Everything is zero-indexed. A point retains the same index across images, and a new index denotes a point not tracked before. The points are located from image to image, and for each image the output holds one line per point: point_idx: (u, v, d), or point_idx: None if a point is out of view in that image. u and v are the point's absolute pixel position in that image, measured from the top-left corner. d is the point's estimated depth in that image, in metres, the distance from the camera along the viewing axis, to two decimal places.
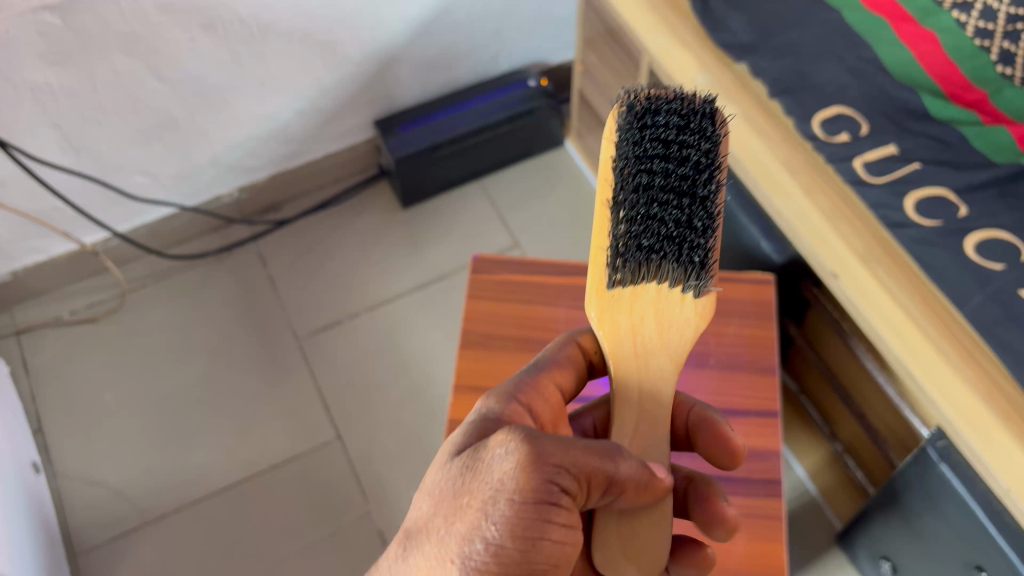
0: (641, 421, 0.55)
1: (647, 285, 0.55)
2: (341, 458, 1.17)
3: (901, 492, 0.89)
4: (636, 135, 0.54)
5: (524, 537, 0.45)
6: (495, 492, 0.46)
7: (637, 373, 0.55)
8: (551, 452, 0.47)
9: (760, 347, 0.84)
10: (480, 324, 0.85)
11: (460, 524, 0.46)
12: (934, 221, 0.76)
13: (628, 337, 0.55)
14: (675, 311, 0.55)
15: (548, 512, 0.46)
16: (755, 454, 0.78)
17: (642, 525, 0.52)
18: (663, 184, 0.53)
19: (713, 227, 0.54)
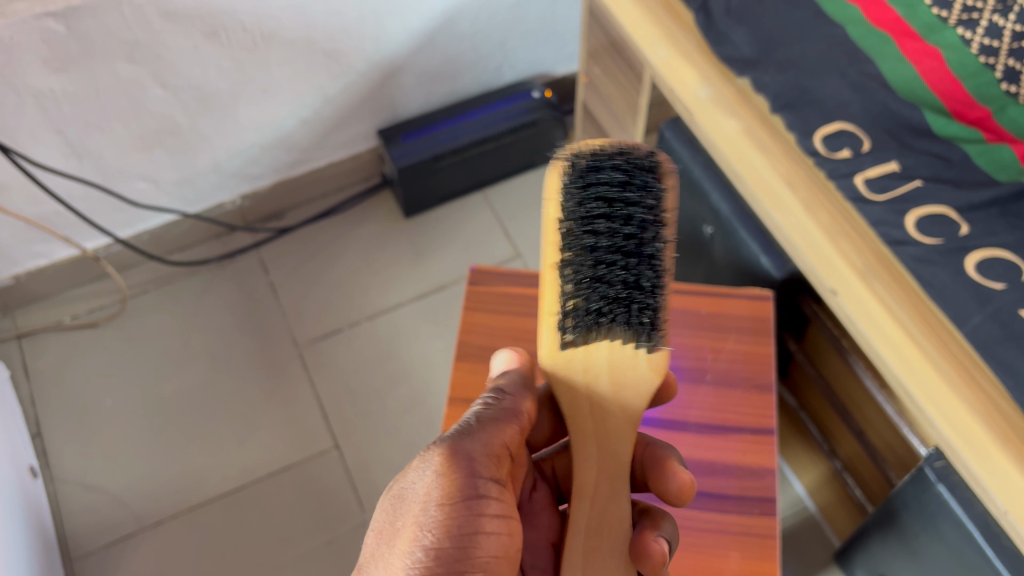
0: (601, 471, 0.56)
1: (599, 343, 0.56)
2: (338, 466, 1.16)
3: (899, 511, 0.88)
4: (578, 196, 0.52)
5: (459, 532, 0.49)
6: (423, 501, 0.50)
7: (591, 424, 0.57)
8: (467, 450, 0.53)
9: (757, 363, 0.83)
10: (476, 336, 0.84)
11: (400, 542, 0.49)
12: (934, 239, 0.76)
13: (582, 393, 0.56)
14: (626, 363, 0.55)
15: (475, 503, 0.50)
16: (750, 472, 0.77)
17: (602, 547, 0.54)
18: (609, 244, 0.52)
19: (661, 284, 0.53)
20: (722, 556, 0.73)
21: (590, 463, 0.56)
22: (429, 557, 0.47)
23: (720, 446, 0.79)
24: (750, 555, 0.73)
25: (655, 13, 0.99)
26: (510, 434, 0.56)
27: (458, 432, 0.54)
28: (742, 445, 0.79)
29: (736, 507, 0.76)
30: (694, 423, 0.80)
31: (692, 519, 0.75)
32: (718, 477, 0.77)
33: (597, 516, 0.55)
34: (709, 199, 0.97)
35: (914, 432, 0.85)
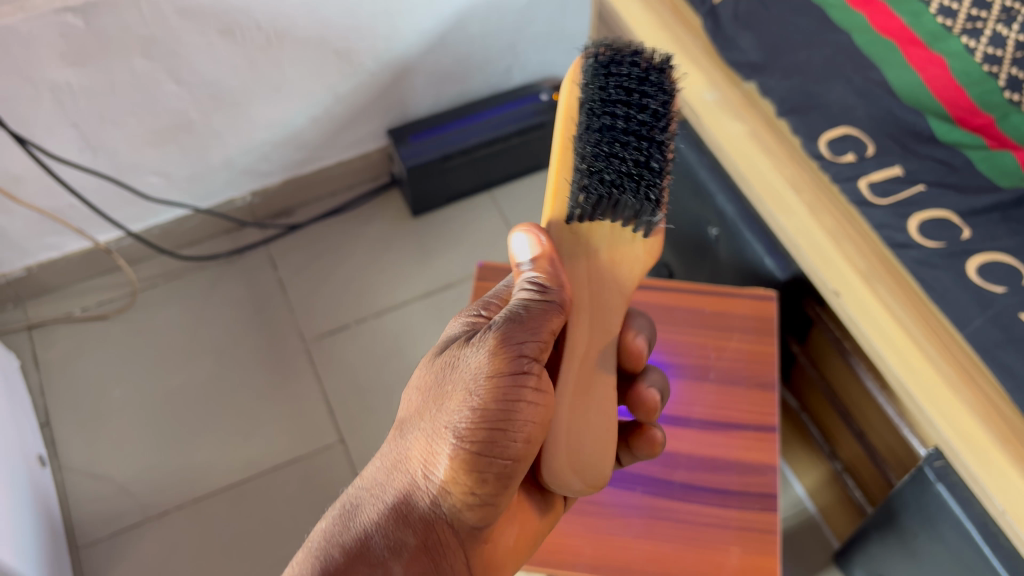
0: (593, 339, 0.59)
1: (602, 220, 0.59)
2: (343, 461, 1.17)
3: (898, 511, 0.89)
4: (601, 81, 0.56)
5: (502, 400, 0.52)
6: (471, 373, 0.53)
7: (586, 294, 0.59)
8: (518, 332, 0.54)
9: (760, 362, 0.84)
10: None
11: (453, 404, 0.53)
12: (937, 243, 0.77)
13: (582, 265, 0.59)
14: (626, 245, 0.59)
15: (517, 381, 0.52)
16: (752, 468, 0.78)
17: (585, 435, 0.56)
18: (626, 126, 0.55)
19: (665, 168, 0.57)
20: (726, 550, 0.74)
21: (581, 334, 0.59)
22: (474, 417, 0.52)
23: (723, 444, 0.80)
24: (752, 550, 0.74)
25: (665, 18, 1.01)
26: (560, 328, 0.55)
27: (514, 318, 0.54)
28: (743, 441, 0.80)
29: (739, 502, 0.77)
30: (696, 420, 0.82)
31: (696, 513, 0.76)
32: (721, 473, 0.78)
33: (582, 399, 0.57)
34: (715, 201, 0.98)
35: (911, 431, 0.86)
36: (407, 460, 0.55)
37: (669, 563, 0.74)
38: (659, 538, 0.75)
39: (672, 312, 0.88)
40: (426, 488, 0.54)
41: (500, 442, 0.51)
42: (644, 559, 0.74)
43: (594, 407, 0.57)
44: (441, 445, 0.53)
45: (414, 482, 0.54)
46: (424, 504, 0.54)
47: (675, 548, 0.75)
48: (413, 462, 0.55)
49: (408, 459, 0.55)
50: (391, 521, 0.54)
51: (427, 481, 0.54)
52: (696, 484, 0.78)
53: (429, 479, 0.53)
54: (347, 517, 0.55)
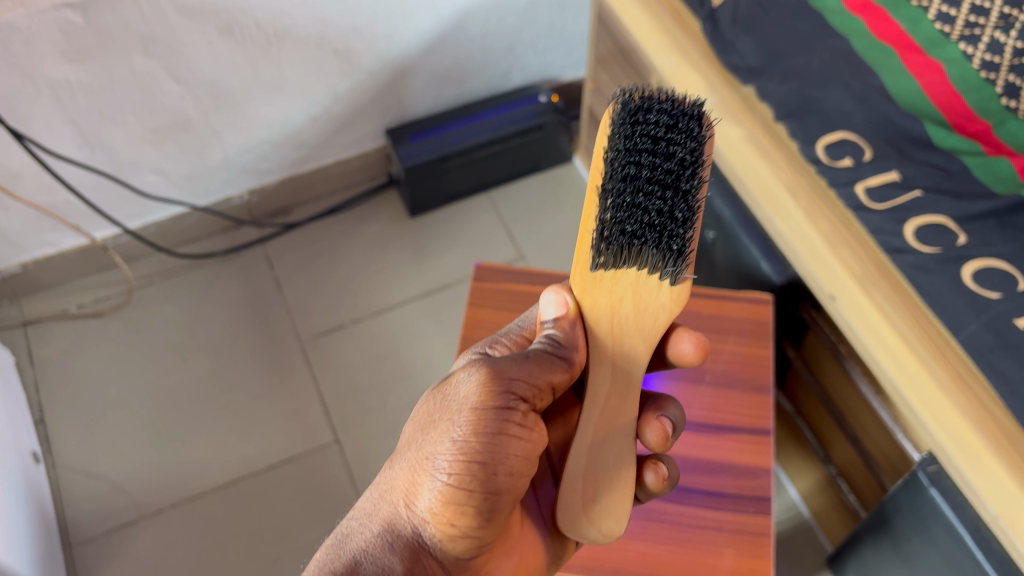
0: (613, 392, 0.61)
1: (626, 269, 0.60)
2: (338, 460, 1.17)
3: (892, 516, 0.89)
4: (627, 130, 0.57)
5: (486, 431, 0.57)
6: (460, 406, 0.58)
7: (608, 348, 0.61)
8: (508, 371, 0.59)
9: (756, 365, 0.85)
10: (482, 331, 0.86)
11: (438, 433, 0.58)
12: (933, 248, 0.77)
13: (605, 314, 0.60)
14: (650, 292, 0.59)
15: (503, 414, 0.57)
16: (747, 471, 0.79)
17: (602, 488, 0.60)
18: (650, 176, 0.56)
19: (692, 219, 0.57)
20: (720, 553, 0.75)
21: (602, 384, 0.61)
22: (459, 446, 0.56)
23: (718, 446, 0.80)
24: (746, 553, 0.74)
25: (665, 22, 1.01)
26: (558, 378, 0.60)
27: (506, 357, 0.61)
28: (739, 445, 0.80)
29: (733, 505, 0.77)
30: (691, 422, 0.82)
31: (690, 516, 0.76)
32: (716, 475, 0.79)
33: (597, 450, 0.60)
34: (712, 205, 0.98)
35: (904, 436, 0.86)
36: (389, 488, 0.59)
37: (663, 565, 0.74)
38: (653, 541, 0.76)
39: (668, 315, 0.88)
40: (410, 516, 0.57)
41: (485, 472, 0.56)
42: (637, 561, 0.74)
43: (612, 461, 0.60)
44: (425, 472, 0.57)
45: (398, 510, 0.58)
46: (408, 532, 0.58)
47: (669, 550, 0.75)
48: (396, 492, 0.58)
49: (391, 488, 0.59)
50: (376, 549, 0.57)
51: (411, 510, 0.58)
52: (692, 487, 0.78)
53: (412, 507, 0.57)
54: (336, 544, 0.58)
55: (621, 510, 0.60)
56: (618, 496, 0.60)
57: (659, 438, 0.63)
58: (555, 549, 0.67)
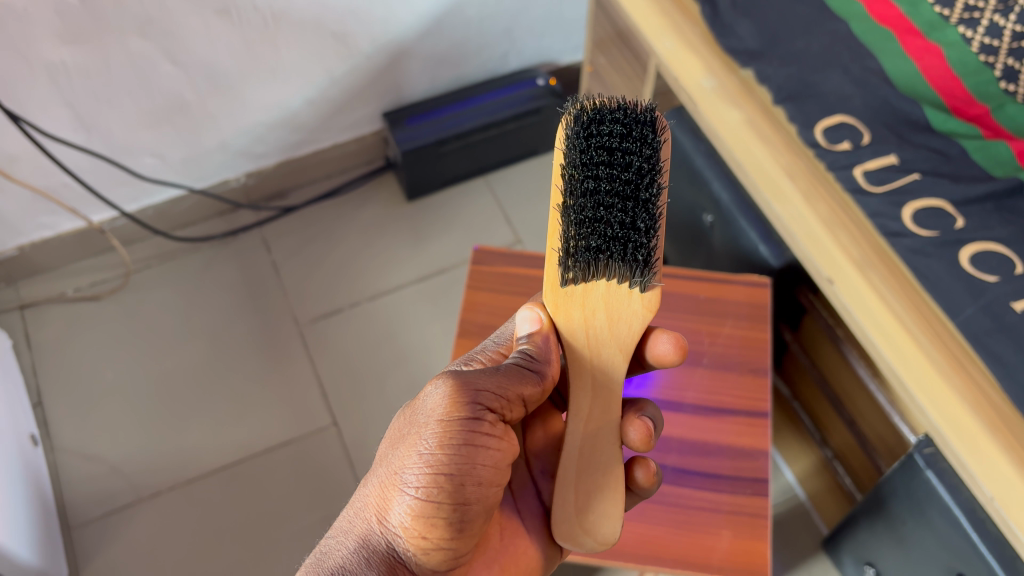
0: (595, 402, 0.59)
1: (596, 281, 0.58)
2: (336, 443, 1.18)
3: (887, 498, 0.89)
4: (582, 144, 0.56)
5: (453, 441, 0.54)
6: (427, 418, 0.55)
7: (585, 361, 0.59)
8: (476, 381, 0.57)
9: (753, 348, 0.85)
10: (479, 314, 0.86)
11: (406, 446, 0.55)
12: (930, 232, 0.77)
13: (580, 327, 0.58)
14: (622, 301, 0.58)
15: (470, 425, 0.55)
16: (744, 453, 0.79)
17: (594, 495, 0.58)
18: (609, 189, 0.55)
19: (655, 228, 0.56)
20: (716, 534, 0.75)
21: (584, 399, 0.59)
22: (426, 459, 0.54)
23: (715, 428, 0.80)
24: (742, 534, 0.75)
25: (663, 4, 1.00)
26: (531, 389, 0.58)
27: (474, 369, 0.58)
28: (735, 427, 0.80)
29: (729, 487, 0.77)
30: (689, 404, 0.82)
31: (687, 497, 0.77)
32: (713, 457, 0.79)
33: (585, 459, 0.58)
34: (711, 188, 0.98)
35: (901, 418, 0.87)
36: (361, 507, 0.56)
37: (660, 545, 0.75)
38: (649, 522, 0.76)
39: (666, 297, 0.88)
40: (382, 532, 0.55)
41: (455, 483, 0.53)
42: (633, 542, 0.75)
43: (600, 472, 0.58)
44: (394, 487, 0.54)
45: (370, 526, 0.55)
46: (380, 548, 0.55)
47: (666, 531, 0.75)
48: (369, 508, 0.56)
49: (362, 506, 0.56)
50: (351, 565, 0.54)
51: (384, 525, 0.55)
52: (689, 469, 0.78)
53: (385, 522, 0.55)
54: (314, 562, 0.55)
55: (613, 519, 0.58)
56: (609, 506, 0.58)
57: (642, 437, 0.61)
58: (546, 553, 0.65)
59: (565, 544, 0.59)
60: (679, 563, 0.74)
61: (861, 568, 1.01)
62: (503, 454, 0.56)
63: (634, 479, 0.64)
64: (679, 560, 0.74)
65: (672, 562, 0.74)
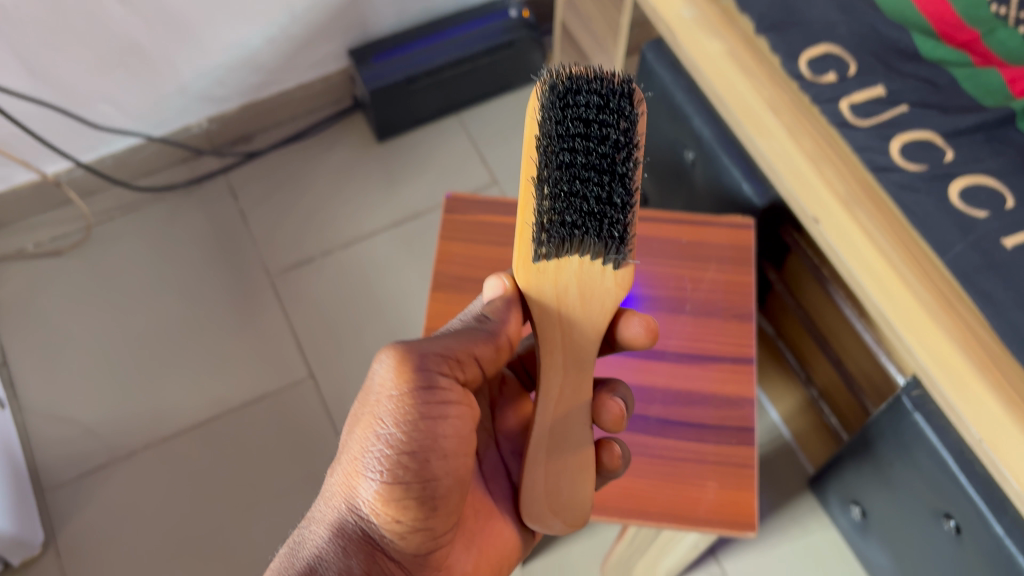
0: (566, 384, 0.58)
1: (568, 259, 0.55)
2: (313, 397, 1.15)
3: (874, 439, 0.88)
4: (558, 114, 0.53)
5: (414, 413, 0.53)
6: (380, 393, 0.54)
7: (556, 338, 0.56)
8: (424, 349, 0.56)
9: (737, 292, 0.82)
10: (453, 266, 0.82)
11: (365, 425, 0.54)
12: (918, 165, 0.74)
13: (551, 304, 0.55)
14: (595, 278, 0.55)
15: (428, 395, 0.54)
16: (729, 402, 0.77)
17: (563, 476, 0.60)
18: (586, 161, 0.52)
19: (631, 203, 0.53)
20: (702, 485, 0.73)
21: (556, 378, 0.57)
22: (389, 435, 0.53)
23: (700, 375, 0.78)
24: (729, 485, 0.73)
25: None
26: (481, 345, 0.58)
27: (420, 338, 0.57)
28: (721, 374, 0.78)
29: (714, 437, 0.75)
30: (673, 353, 0.79)
31: (671, 449, 0.75)
32: (697, 406, 0.77)
33: (556, 442, 0.59)
34: (692, 125, 0.94)
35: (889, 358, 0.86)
36: (328, 497, 0.55)
37: (644, 499, 0.73)
38: (634, 475, 0.74)
39: (647, 243, 0.85)
40: (352, 518, 0.53)
41: (422, 455, 0.53)
42: (618, 495, 0.73)
43: (570, 453, 0.59)
44: (361, 469, 0.53)
45: (341, 513, 0.53)
46: (353, 533, 0.53)
47: (651, 484, 0.74)
48: (336, 495, 0.54)
49: (329, 496, 0.54)
50: (328, 555, 0.53)
51: (354, 510, 0.53)
52: (673, 419, 0.76)
53: (355, 507, 0.53)
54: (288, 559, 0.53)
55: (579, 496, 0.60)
56: (578, 487, 0.60)
57: (614, 418, 0.63)
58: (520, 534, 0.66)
59: (535, 523, 0.61)
60: (665, 516, 0.73)
61: (845, 509, 1.01)
62: (463, 419, 0.56)
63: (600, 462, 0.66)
64: (665, 513, 0.73)
65: (659, 515, 0.73)
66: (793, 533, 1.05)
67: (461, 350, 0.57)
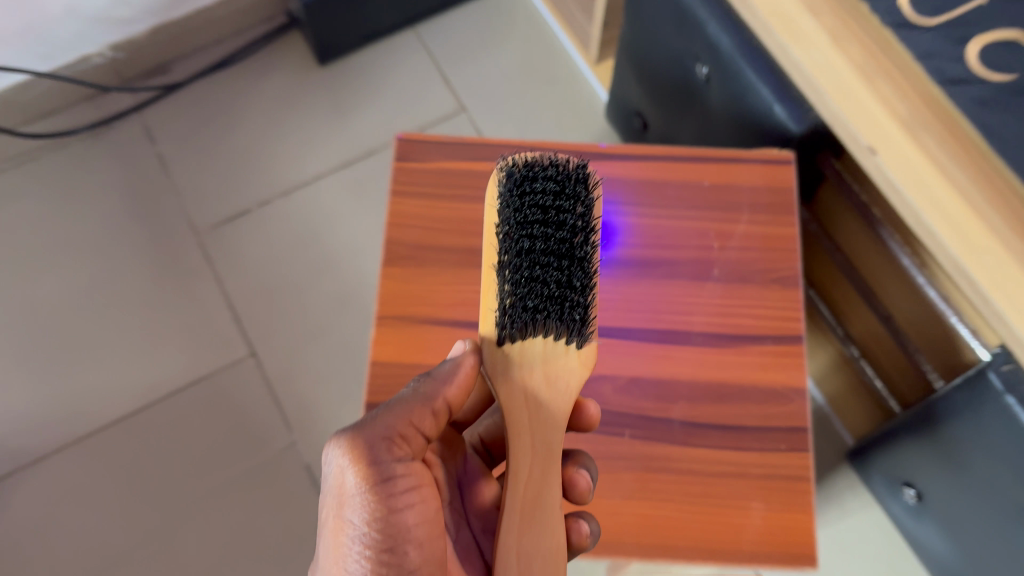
0: (534, 459, 0.48)
1: (531, 339, 0.50)
2: (256, 379, 0.96)
3: (939, 419, 0.72)
4: (516, 202, 0.49)
5: (379, 509, 0.46)
6: (338, 493, 0.47)
7: (522, 415, 0.49)
8: (370, 432, 0.49)
9: (777, 251, 0.63)
10: (410, 230, 0.63)
11: (333, 532, 0.47)
12: (1005, 77, 0.52)
13: (517, 383, 0.50)
14: (558, 356, 0.50)
15: (387, 479, 0.47)
16: (773, 395, 0.60)
17: (538, 560, 0.46)
18: (545, 248, 0.48)
19: (590, 284, 0.49)
20: (744, 508, 0.57)
21: (523, 452, 0.48)
22: (361, 540, 0.46)
23: (734, 362, 0.61)
24: (777, 507, 0.57)
25: None
26: (423, 416, 0.50)
27: (363, 421, 0.50)
28: (761, 359, 0.61)
29: (756, 443, 0.59)
30: (698, 335, 0.61)
31: (702, 461, 0.58)
32: (733, 402, 0.60)
33: (526, 523, 0.47)
34: (705, 31, 0.74)
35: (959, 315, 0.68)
36: None
37: (673, 530, 0.57)
38: (656, 498, 0.58)
39: (660, 188, 0.65)
40: None
41: (398, 556, 0.46)
42: (637, 526, 0.57)
43: (546, 526, 0.47)
44: None
45: None
46: None
47: (678, 510, 0.57)
48: None
49: None
50: None
51: None
52: (702, 421, 0.59)
53: None
54: None
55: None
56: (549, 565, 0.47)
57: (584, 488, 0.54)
58: None
59: None
60: (699, 550, 0.56)
61: (894, 489, 0.85)
62: (430, 497, 0.49)
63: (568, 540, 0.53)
64: (698, 546, 0.56)
65: (689, 551, 0.56)
66: (831, 516, 0.91)
67: (411, 428, 0.50)
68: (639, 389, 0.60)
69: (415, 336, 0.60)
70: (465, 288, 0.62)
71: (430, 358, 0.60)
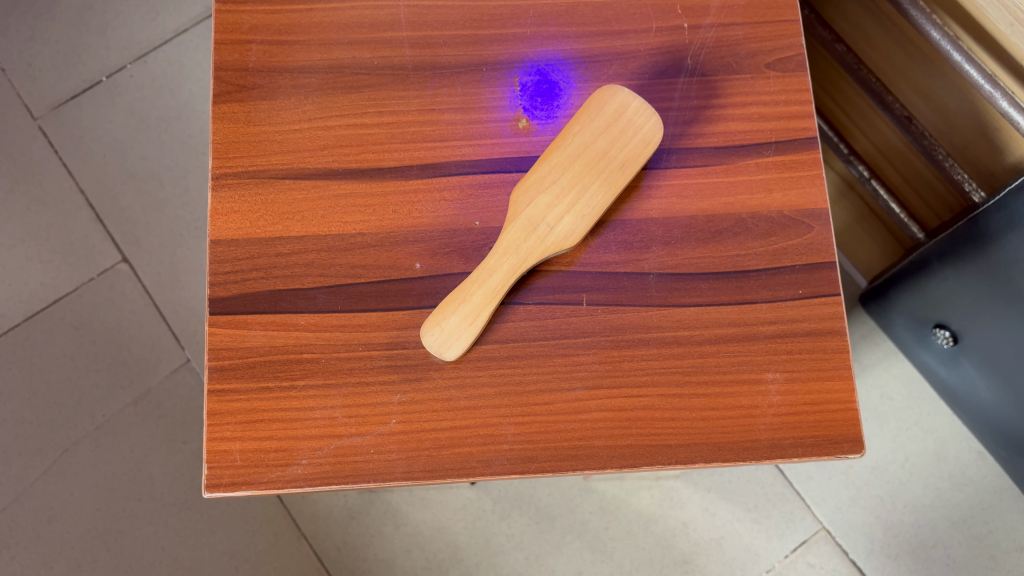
0: (534, 240, 0.40)
1: (599, 131, 0.41)
2: (132, 288, 0.76)
3: (1009, 228, 0.54)
4: None
5: (384, 430, 0.40)
6: (347, 429, 0.40)
7: (562, 176, 0.41)
8: (368, 420, 0.40)
9: (770, 26, 0.45)
10: (246, 52, 0.44)
11: (335, 445, 0.40)
12: None
13: (577, 140, 0.41)
14: (606, 163, 0.41)
15: (389, 436, 0.40)
16: (783, 223, 0.43)
17: (468, 326, 0.40)
18: None
19: None
20: (755, 384, 0.41)
21: (536, 207, 0.41)
22: (375, 455, 0.40)
23: (724, 184, 0.43)
24: (802, 378, 0.41)
25: None
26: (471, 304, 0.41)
27: (344, 394, 0.40)
28: (763, 176, 0.43)
29: (765, 292, 0.42)
30: (670, 153, 0.43)
31: (692, 326, 0.42)
32: (727, 240, 0.43)
33: (490, 286, 0.40)
34: None
35: (1004, 93, 0.52)
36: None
37: (668, 427, 0.40)
38: (633, 385, 0.41)
39: None
40: None
41: (408, 472, 0.40)
42: (610, 425, 0.40)
43: (494, 299, 0.40)
44: None
45: None
46: None
47: (665, 397, 0.41)
48: None
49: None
50: None
51: None
52: (687, 271, 0.42)
53: None
54: None
55: (465, 351, 0.40)
56: (465, 342, 0.40)
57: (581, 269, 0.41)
58: (513, 414, 0.40)
59: (428, 338, 0.40)
60: (699, 451, 0.40)
61: (925, 334, 0.68)
62: (406, 404, 0.40)
63: (493, 347, 0.41)
64: (695, 446, 0.40)
65: (684, 453, 0.40)
66: (865, 369, 0.75)
67: None
68: (596, 236, 0.42)
69: (271, 198, 0.42)
70: (336, 122, 0.43)
71: (295, 225, 0.42)
